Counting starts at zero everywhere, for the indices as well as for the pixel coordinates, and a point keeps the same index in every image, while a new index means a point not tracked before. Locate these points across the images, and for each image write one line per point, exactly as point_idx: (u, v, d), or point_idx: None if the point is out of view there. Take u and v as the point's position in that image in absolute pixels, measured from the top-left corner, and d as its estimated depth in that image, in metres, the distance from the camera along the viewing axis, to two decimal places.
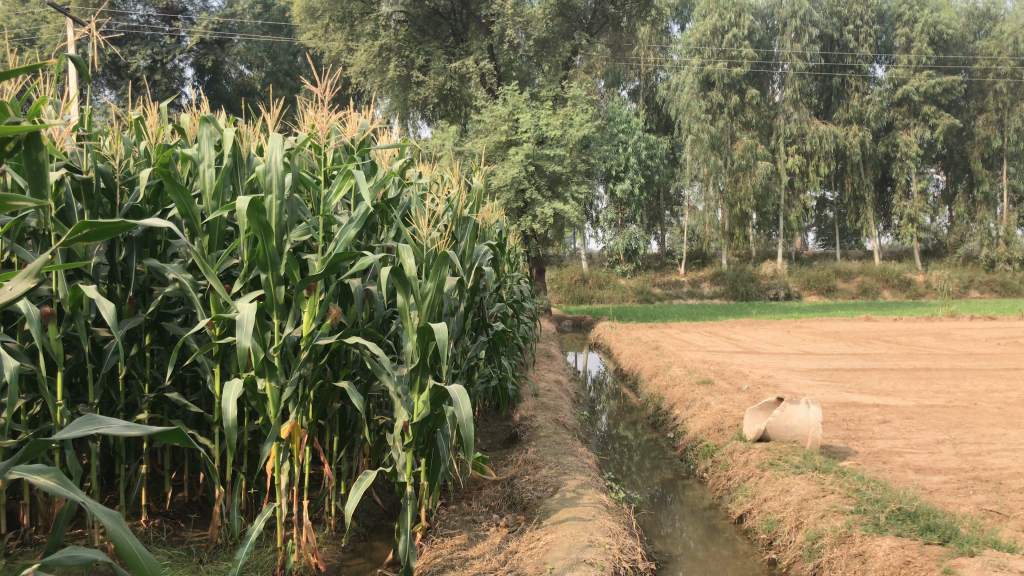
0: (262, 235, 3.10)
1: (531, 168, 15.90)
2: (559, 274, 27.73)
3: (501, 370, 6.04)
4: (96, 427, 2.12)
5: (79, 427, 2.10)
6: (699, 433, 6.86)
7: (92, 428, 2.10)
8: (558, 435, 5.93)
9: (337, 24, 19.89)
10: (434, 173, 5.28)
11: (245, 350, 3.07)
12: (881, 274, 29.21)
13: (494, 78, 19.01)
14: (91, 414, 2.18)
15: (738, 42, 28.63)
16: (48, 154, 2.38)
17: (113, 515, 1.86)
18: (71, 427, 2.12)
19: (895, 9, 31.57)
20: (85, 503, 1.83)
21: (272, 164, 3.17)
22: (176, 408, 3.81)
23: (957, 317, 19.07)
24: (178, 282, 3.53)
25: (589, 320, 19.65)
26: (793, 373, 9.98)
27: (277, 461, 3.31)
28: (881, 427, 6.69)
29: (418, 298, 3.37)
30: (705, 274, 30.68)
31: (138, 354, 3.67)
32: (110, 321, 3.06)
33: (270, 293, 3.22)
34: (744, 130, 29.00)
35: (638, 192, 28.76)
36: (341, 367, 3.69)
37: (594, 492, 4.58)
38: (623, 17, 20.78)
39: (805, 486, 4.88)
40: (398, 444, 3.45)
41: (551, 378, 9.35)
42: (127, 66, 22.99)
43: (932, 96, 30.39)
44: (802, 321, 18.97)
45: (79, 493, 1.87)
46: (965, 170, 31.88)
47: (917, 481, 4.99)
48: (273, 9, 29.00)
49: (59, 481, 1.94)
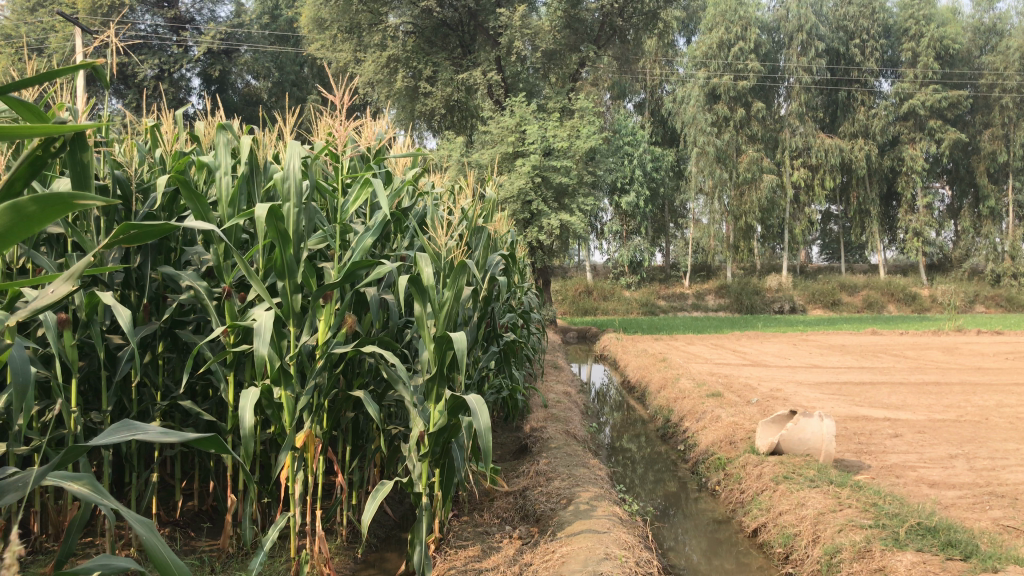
0: (279, 243, 3.09)
1: (537, 180, 15.92)
2: (564, 285, 27.64)
3: (512, 381, 6.03)
4: (130, 432, 2.05)
5: (115, 433, 2.03)
6: (710, 446, 6.83)
7: (128, 433, 2.03)
8: (568, 446, 5.90)
9: (346, 35, 20.09)
10: (447, 183, 5.28)
11: (261, 358, 3.04)
12: (886, 288, 29.12)
13: (501, 89, 19.03)
14: (127, 421, 2.12)
15: (745, 55, 28.76)
16: (92, 155, 2.31)
17: (147, 522, 1.79)
18: (107, 433, 2.06)
19: (901, 23, 31.65)
20: (121, 511, 1.76)
21: (290, 172, 3.17)
22: (188, 417, 3.81)
23: (963, 332, 18.99)
24: (193, 289, 3.51)
25: (594, 332, 19.61)
26: (801, 386, 9.92)
27: (292, 471, 3.27)
28: (892, 441, 6.65)
29: (435, 307, 3.36)
30: (710, 286, 30.61)
31: (152, 361, 3.66)
32: (127, 326, 3.04)
33: (286, 301, 3.20)
34: (750, 143, 29.08)
35: (643, 204, 28.73)
36: (356, 376, 3.67)
37: (607, 504, 4.54)
38: (630, 29, 20.79)
39: (821, 499, 4.84)
40: (412, 455, 3.43)
41: (558, 389, 9.33)
42: (134, 74, 23.09)
43: (938, 110, 30.32)
44: (808, 334, 18.92)
45: (112, 500, 1.80)
46: (970, 185, 31.95)
47: (932, 496, 4.95)
48: (280, 19, 29.10)
49: (92, 486, 1.86)
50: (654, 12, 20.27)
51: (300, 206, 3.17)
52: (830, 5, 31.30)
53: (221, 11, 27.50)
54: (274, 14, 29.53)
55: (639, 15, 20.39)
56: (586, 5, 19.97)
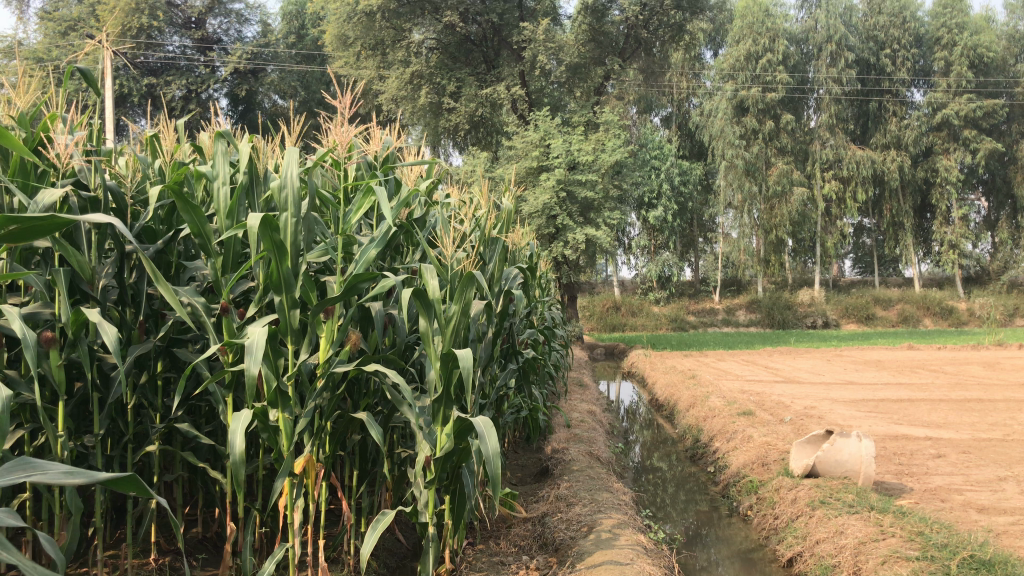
0: (275, 255, 2.91)
1: (562, 194, 15.70)
2: (592, 301, 27.28)
3: (532, 401, 5.77)
4: (28, 472, 1.99)
5: (8, 474, 1.97)
6: (741, 468, 6.53)
7: (22, 473, 1.97)
8: (592, 469, 5.65)
9: (370, 52, 20.14)
10: (463, 195, 5.04)
11: (254, 378, 2.84)
12: (922, 301, 28.42)
13: (525, 103, 18.84)
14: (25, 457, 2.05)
15: (772, 68, 28.37)
16: None
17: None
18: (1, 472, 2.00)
19: (933, 32, 31.07)
20: (20, 565, 1.86)
21: (288, 179, 2.96)
22: (188, 440, 3.60)
23: (1004, 347, 18.39)
24: (191, 305, 3.30)
25: (622, 349, 19.34)
26: (837, 404, 9.55)
27: (291, 497, 3.09)
28: (935, 462, 6.33)
29: (441, 323, 3.15)
30: (740, 301, 30.20)
31: (150, 383, 3.44)
32: (113, 347, 2.81)
33: (284, 317, 3.01)
34: (779, 156, 28.64)
35: (672, 219, 28.30)
36: (362, 397, 3.45)
37: (630, 532, 4.31)
38: (655, 42, 20.62)
39: (862, 528, 4.54)
40: (420, 481, 3.26)
41: (583, 408, 9.03)
42: (163, 95, 23.49)
43: (973, 120, 29.69)
44: (842, 350, 18.41)
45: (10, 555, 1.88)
46: (1008, 196, 31.36)
47: (983, 523, 4.64)
48: (306, 39, 29.22)
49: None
50: (681, 25, 20.16)
51: (299, 217, 2.96)
52: (860, 15, 30.95)
53: (248, 30, 27.63)
54: (300, 33, 29.70)
55: (664, 27, 20.23)
56: (610, 18, 19.78)
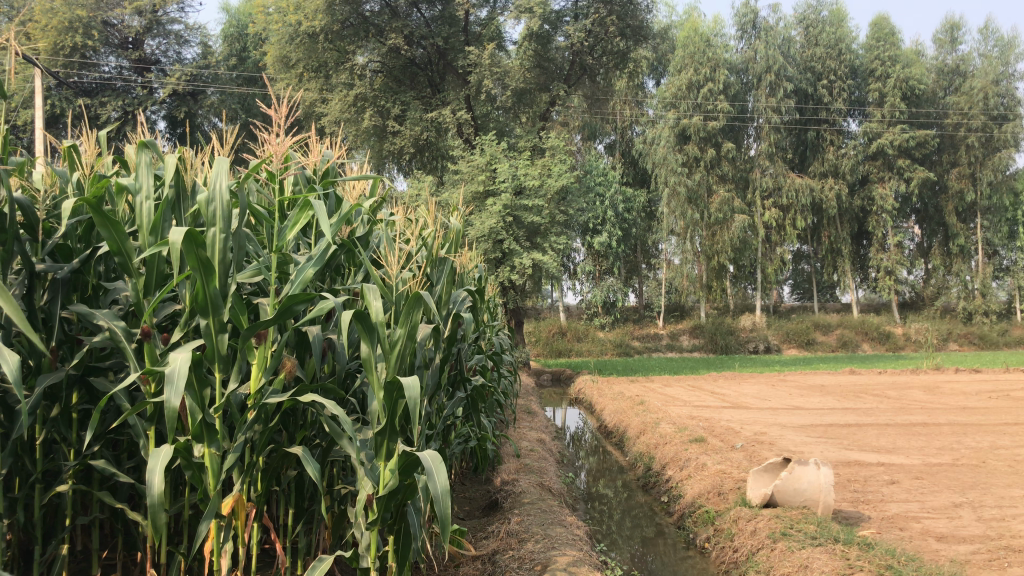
0: (200, 273, 2.64)
1: (508, 219, 15.50)
2: (537, 327, 27.03)
3: (480, 429, 5.50)
4: None
5: None
6: (697, 498, 6.35)
7: None
8: (543, 502, 5.42)
9: (313, 74, 19.85)
10: (408, 215, 4.77)
11: (175, 409, 2.56)
12: (860, 327, 28.96)
13: (471, 127, 18.75)
14: None
15: (714, 96, 28.67)
16: None
17: None
18: None
19: (868, 64, 31.88)
20: None
21: (216, 192, 2.70)
22: (106, 477, 3.25)
23: (942, 371, 18.78)
24: (109, 330, 2.97)
25: (569, 375, 19.13)
26: (787, 430, 9.46)
27: (217, 542, 2.80)
28: (890, 488, 6.25)
29: (385, 349, 2.92)
30: (683, 326, 30.48)
31: (62, 415, 3.08)
32: (14, 377, 2.48)
33: (210, 342, 2.74)
34: (720, 183, 29.12)
35: (616, 245, 28.42)
36: (298, 429, 3.18)
37: (586, 571, 4.12)
38: (600, 69, 20.72)
39: (828, 561, 4.36)
40: (361, 521, 3.03)
41: (532, 436, 8.77)
42: (96, 116, 22.90)
43: (906, 150, 30.58)
44: (786, 375, 18.55)
45: None
46: (939, 224, 32.41)
47: (946, 553, 4.55)
48: (247, 61, 28.88)
49: None
50: (625, 53, 20.32)
51: (228, 233, 2.70)
52: (797, 46, 31.63)
53: (187, 52, 26.97)
54: (241, 56, 29.40)
55: (608, 54, 20.33)
56: (556, 45, 19.73)
